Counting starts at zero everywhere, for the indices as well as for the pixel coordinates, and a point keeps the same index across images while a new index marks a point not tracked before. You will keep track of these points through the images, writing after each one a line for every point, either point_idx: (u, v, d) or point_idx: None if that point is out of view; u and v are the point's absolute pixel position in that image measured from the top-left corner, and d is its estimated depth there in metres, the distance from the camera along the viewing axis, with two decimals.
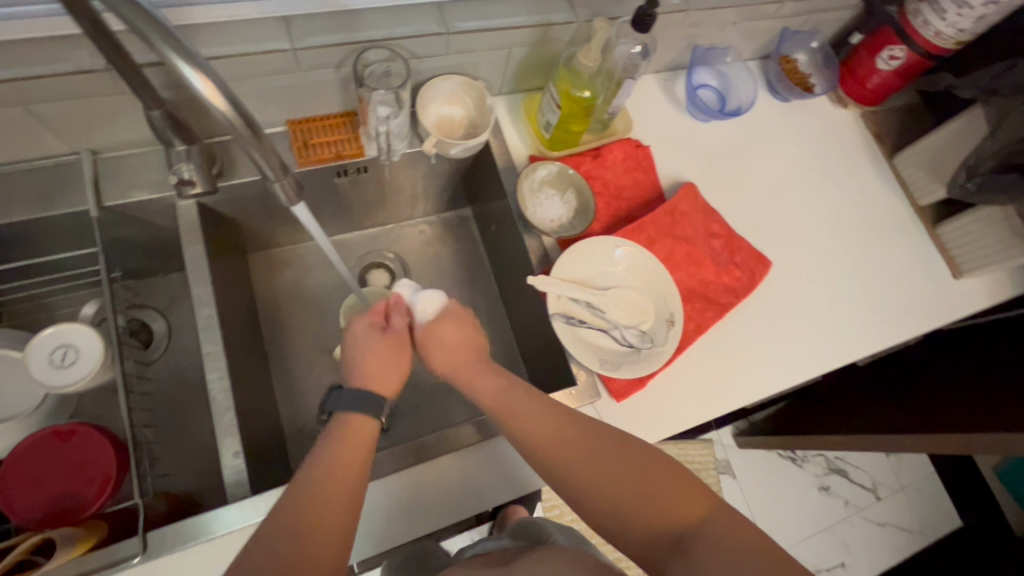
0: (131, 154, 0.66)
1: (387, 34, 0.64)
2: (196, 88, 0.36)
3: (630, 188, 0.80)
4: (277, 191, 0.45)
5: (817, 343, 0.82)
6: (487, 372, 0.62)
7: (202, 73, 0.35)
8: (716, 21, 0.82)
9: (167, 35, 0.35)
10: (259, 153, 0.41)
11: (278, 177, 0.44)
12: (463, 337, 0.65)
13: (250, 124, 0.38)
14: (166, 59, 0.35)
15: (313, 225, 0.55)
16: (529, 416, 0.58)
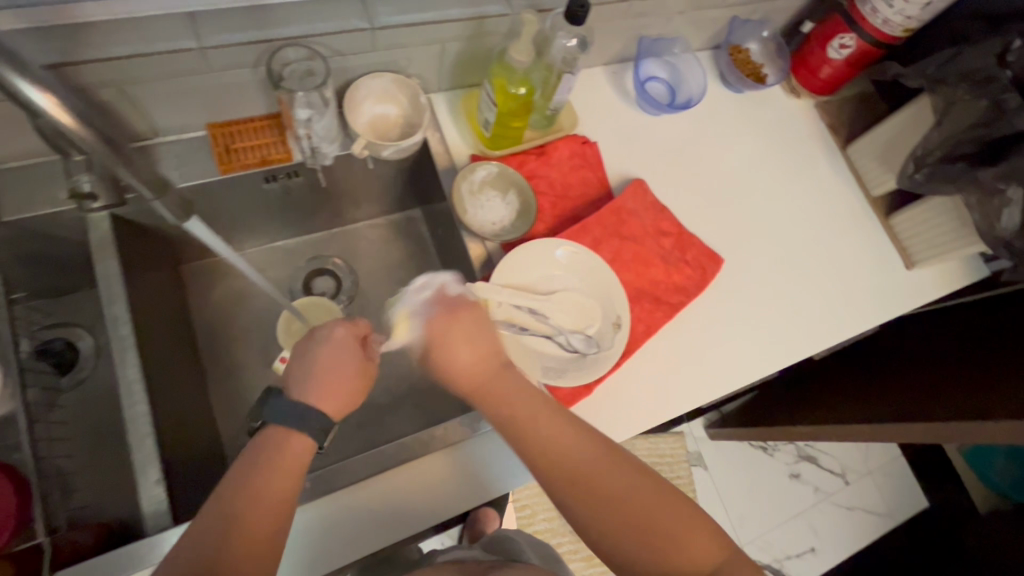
0: (32, 165, 0.62)
1: (303, 31, 0.59)
2: (42, 106, 0.39)
3: (576, 187, 0.77)
4: (161, 208, 0.52)
5: (773, 339, 0.81)
6: (511, 379, 0.59)
7: (46, 92, 0.38)
8: (660, 10, 0.79)
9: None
10: (129, 170, 0.46)
11: (154, 194, 0.50)
12: (478, 355, 0.60)
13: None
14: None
15: (210, 235, 0.58)
16: (556, 435, 0.56)
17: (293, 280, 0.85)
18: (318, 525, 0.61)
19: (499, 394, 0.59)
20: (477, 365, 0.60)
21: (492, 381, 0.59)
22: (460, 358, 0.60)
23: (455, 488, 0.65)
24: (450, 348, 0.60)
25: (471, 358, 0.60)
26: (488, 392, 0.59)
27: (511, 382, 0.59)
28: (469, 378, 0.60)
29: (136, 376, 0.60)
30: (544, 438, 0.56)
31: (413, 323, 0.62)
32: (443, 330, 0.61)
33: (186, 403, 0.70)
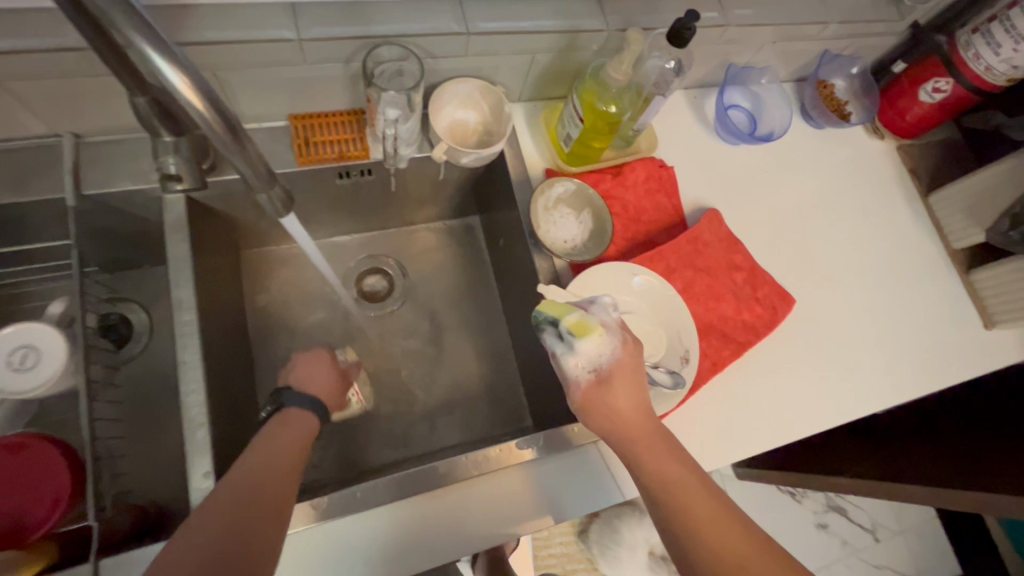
0: (116, 141, 0.61)
1: (401, 30, 0.59)
2: (170, 84, 0.33)
3: (650, 212, 0.75)
4: (265, 202, 0.45)
5: (840, 390, 0.76)
6: (665, 443, 0.54)
7: (177, 67, 0.32)
8: (753, 39, 0.76)
9: (139, 19, 0.31)
10: (242, 159, 0.39)
11: (264, 188, 0.43)
12: (642, 401, 0.56)
13: (226, 123, 0.36)
14: (134, 47, 0.32)
15: (296, 230, 0.55)
16: (699, 503, 0.50)
17: (346, 276, 0.84)
18: (364, 533, 0.59)
19: (659, 461, 0.52)
20: (642, 409, 0.55)
21: (649, 442, 0.54)
22: (629, 398, 0.55)
23: (514, 513, 0.62)
24: (621, 384, 0.56)
25: (638, 403, 0.55)
26: (647, 455, 0.53)
27: (665, 447, 0.54)
28: (626, 434, 0.54)
29: (197, 363, 0.59)
30: (692, 514, 0.49)
31: (609, 334, 0.57)
32: (614, 373, 0.56)
33: (239, 391, 0.69)
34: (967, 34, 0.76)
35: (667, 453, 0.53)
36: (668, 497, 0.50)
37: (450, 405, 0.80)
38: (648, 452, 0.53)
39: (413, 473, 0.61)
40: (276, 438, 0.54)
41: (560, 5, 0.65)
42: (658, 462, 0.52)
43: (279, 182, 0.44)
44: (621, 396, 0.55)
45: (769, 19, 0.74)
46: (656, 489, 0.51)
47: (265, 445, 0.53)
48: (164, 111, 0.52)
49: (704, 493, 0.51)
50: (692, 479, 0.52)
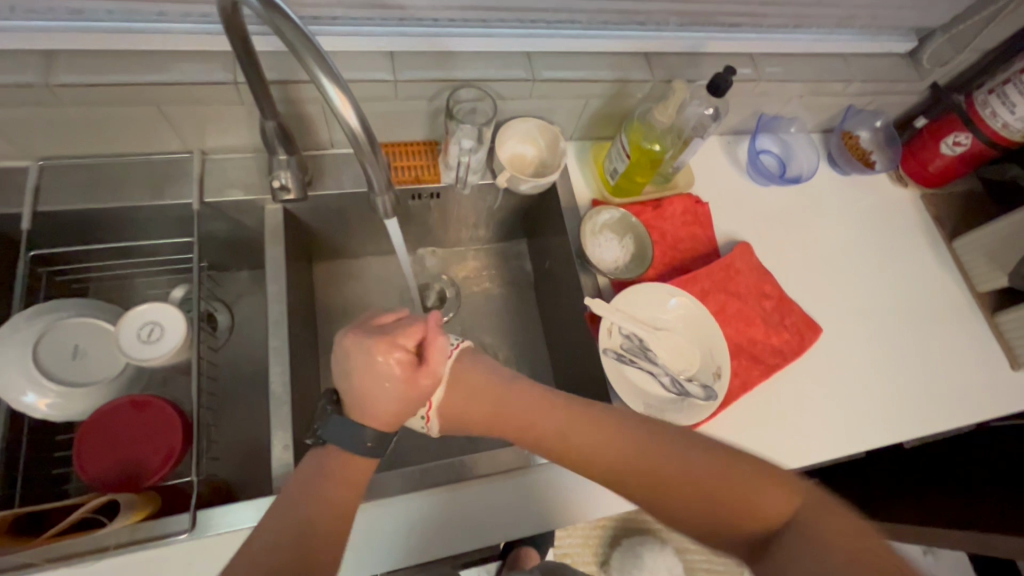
0: (233, 158, 0.73)
1: (479, 76, 0.70)
2: (332, 101, 0.42)
3: (687, 241, 0.82)
4: (378, 203, 0.54)
5: (869, 419, 0.80)
6: (514, 404, 0.56)
7: (340, 90, 0.42)
8: (783, 93, 0.85)
9: (321, 56, 0.41)
10: (370, 166, 0.49)
11: (381, 193, 0.53)
12: (482, 391, 0.56)
13: (368, 136, 0.45)
14: (309, 72, 0.42)
15: (398, 236, 0.64)
16: (595, 439, 0.53)
17: (403, 288, 0.92)
18: (418, 513, 0.64)
19: (530, 419, 0.55)
20: (492, 398, 0.56)
21: (518, 416, 0.55)
22: (463, 399, 0.56)
23: (551, 505, 0.68)
24: (458, 395, 0.56)
25: (476, 399, 0.56)
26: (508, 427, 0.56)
27: (539, 410, 0.55)
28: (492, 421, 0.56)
29: (283, 349, 0.68)
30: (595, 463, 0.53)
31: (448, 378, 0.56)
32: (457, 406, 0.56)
33: (310, 381, 0.76)
34: (984, 94, 0.84)
35: (544, 415, 0.55)
36: (564, 453, 0.54)
37: None
38: (525, 424, 0.55)
39: (465, 461, 0.67)
40: (345, 462, 0.52)
41: (613, 59, 0.75)
42: (537, 426, 0.55)
43: (393, 188, 0.54)
44: (470, 403, 0.56)
45: (798, 75, 0.83)
46: (556, 452, 0.54)
47: (331, 466, 0.52)
48: (284, 134, 0.63)
49: (595, 429, 0.54)
50: (563, 425, 0.54)
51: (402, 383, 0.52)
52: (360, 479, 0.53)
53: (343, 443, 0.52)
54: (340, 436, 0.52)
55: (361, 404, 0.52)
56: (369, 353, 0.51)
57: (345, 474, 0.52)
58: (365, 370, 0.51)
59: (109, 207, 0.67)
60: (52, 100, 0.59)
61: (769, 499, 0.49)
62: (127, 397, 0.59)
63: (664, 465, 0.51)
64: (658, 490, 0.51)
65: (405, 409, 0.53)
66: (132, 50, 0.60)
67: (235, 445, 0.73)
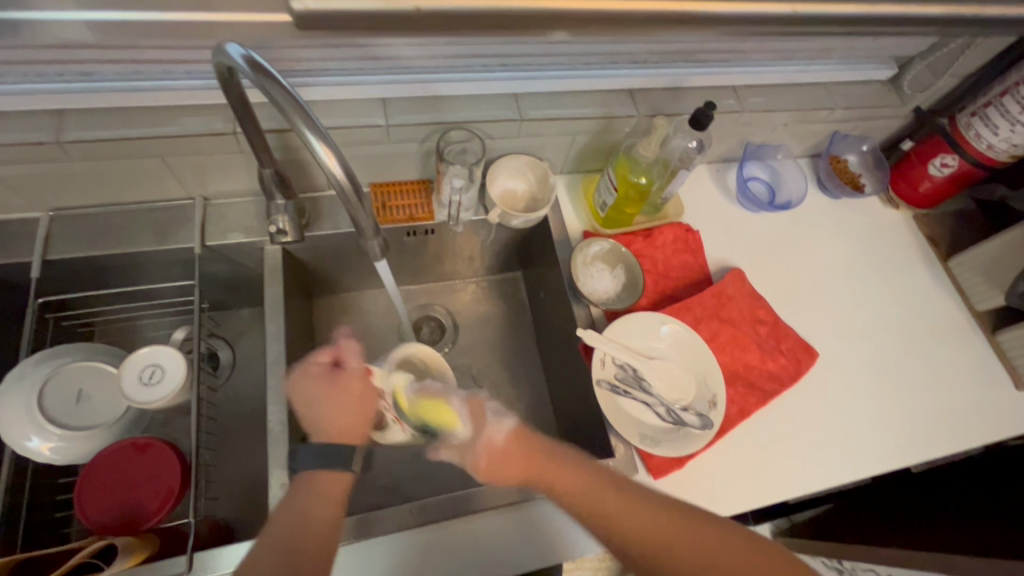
0: (233, 203, 0.76)
1: (468, 118, 0.73)
2: (318, 156, 0.44)
3: (678, 269, 0.83)
4: (367, 247, 0.56)
5: (873, 444, 0.79)
6: (556, 467, 0.62)
7: (325, 144, 0.44)
8: (768, 122, 0.87)
9: (305, 113, 0.44)
10: (358, 212, 0.51)
11: (370, 237, 0.55)
12: (525, 453, 0.63)
13: (354, 186, 0.47)
14: (297, 130, 0.44)
15: (389, 278, 0.66)
16: (620, 510, 0.57)
17: (400, 322, 0.93)
18: (416, 552, 0.64)
19: (569, 486, 0.60)
20: (530, 456, 0.63)
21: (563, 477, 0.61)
22: (506, 453, 0.63)
23: (550, 540, 0.67)
24: (502, 447, 0.64)
25: (518, 454, 0.63)
26: (550, 481, 0.61)
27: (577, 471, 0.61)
28: (528, 476, 0.62)
29: (281, 387, 0.69)
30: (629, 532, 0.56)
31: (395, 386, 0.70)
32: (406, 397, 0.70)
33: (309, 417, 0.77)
34: (966, 117, 0.85)
35: (586, 480, 0.60)
36: (592, 519, 0.58)
37: None
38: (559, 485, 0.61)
39: (464, 496, 0.67)
40: (323, 483, 0.59)
41: (597, 97, 0.78)
42: (571, 487, 0.60)
43: (381, 233, 0.56)
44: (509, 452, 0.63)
45: (781, 105, 0.85)
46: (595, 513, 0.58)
47: (311, 490, 0.58)
48: (281, 180, 0.65)
49: (619, 498, 0.58)
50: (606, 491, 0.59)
51: (343, 390, 0.65)
52: (335, 498, 0.58)
53: (325, 464, 0.60)
54: (314, 459, 0.60)
55: (320, 426, 0.63)
56: (310, 374, 0.65)
57: (328, 490, 0.58)
58: (303, 389, 0.64)
59: (114, 253, 0.70)
60: (62, 155, 0.62)
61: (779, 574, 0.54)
62: (127, 440, 0.60)
63: (680, 540, 0.55)
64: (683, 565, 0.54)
65: (348, 415, 0.64)
66: (139, 106, 0.64)
67: (234, 484, 0.74)
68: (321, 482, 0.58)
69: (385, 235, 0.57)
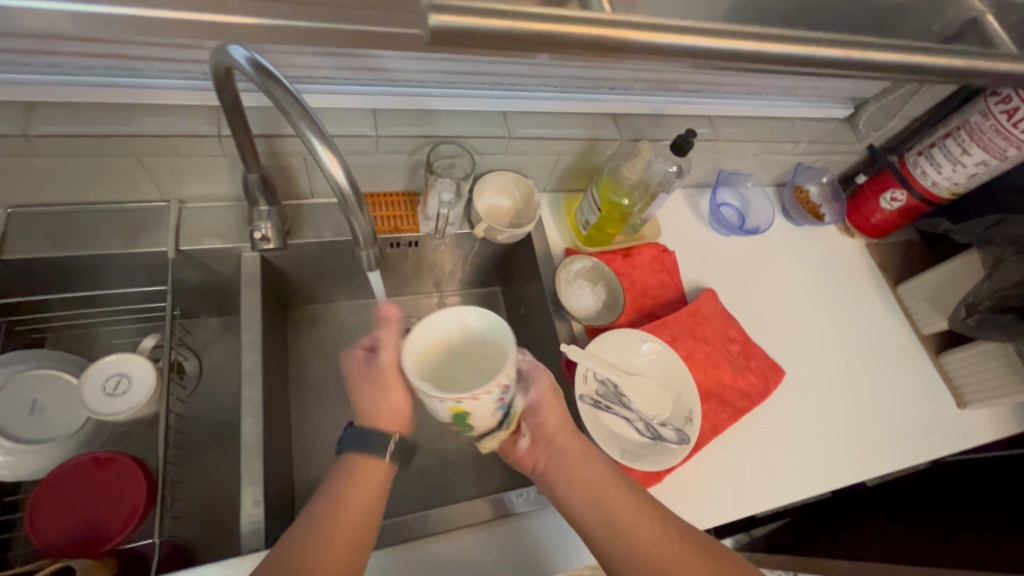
0: (211, 207, 0.73)
1: (458, 133, 0.74)
2: (321, 160, 0.44)
3: (655, 288, 0.86)
4: (362, 257, 0.56)
5: (835, 458, 0.83)
6: (571, 425, 0.64)
7: (330, 150, 0.44)
8: (738, 151, 0.92)
9: (310, 118, 0.43)
10: (354, 217, 0.50)
11: (367, 246, 0.55)
12: (564, 417, 0.64)
13: (356, 193, 0.47)
14: (300, 133, 0.43)
15: (379, 290, 0.65)
16: (585, 463, 0.61)
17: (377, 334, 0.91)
18: (394, 568, 0.63)
19: (563, 443, 0.63)
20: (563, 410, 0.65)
21: (561, 429, 0.64)
22: (551, 415, 0.64)
23: (531, 557, 0.66)
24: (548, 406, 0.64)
25: (558, 412, 0.64)
26: (556, 438, 0.63)
27: (580, 439, 0.64)
28: (546, 433, 0.64)
29: (256, 399, 0.66)
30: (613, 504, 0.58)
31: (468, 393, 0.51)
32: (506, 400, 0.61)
33: (281, 429, 0.74)
34: (914, 156, 0.93)
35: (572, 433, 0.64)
36: (563, 471, 0.61)
37: (466, 458, 0.84)
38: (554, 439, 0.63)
39: (442, 513, 0.67)
40: (362, 471, 0.58)
41: (583, 119, 0.80)
42: (562, 441, 0.63)
43: (377, 243, 0.55)
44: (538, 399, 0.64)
45: (751, 136, 0.90)
46: (570, 477, 0.61)
47: (347, 475, 0.58)
48: (266, 186, 0.64)
49: (587, 455, 0.62)
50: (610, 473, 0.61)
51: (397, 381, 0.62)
52: (373, 481, 0.58)
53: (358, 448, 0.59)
54: (354, 441, 0.59)
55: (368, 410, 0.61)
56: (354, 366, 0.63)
57: (365, 485, 0.57)
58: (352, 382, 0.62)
59: (78, 255, 0.66)
60: (28, 150, 0.59)
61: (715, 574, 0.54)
62: (88, 454, 0.57)
63: (624, 504, 0.58)
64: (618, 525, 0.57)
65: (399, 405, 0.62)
66: (117, 104, 0.62)
67: (198, 501, 0.70)
68: (357, 468, 0.58)
69: (380, 247, 0.57)
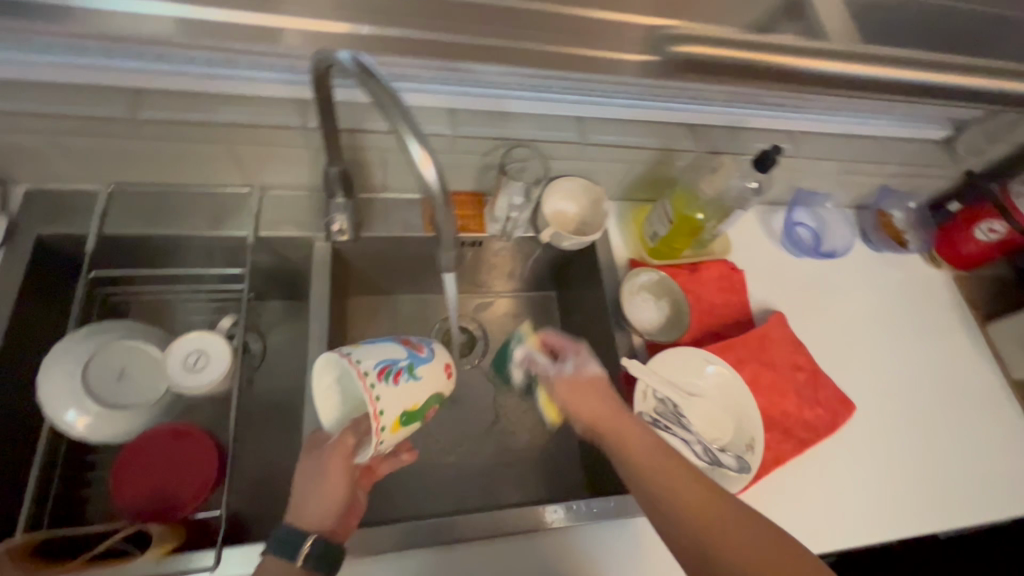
0: (289, 196, 0.76)
1: (532, 136, 0.73)
2: (412, 158, 0.44)
3: (720, 307, 0.83)
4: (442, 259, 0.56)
5: (904, 504, 0.78)
6: (610, 404, 0.63)
7: (424, 150, 0.44)
8: (820, 170, 0.87)
9: (405, 116, 0.43)
10: (442, 216, 0.50)
11: (447, 249, 0.54)
12: (605, 399, 0.63)
13: (443, 194, 0.46)
14: (397, 130, 0.43)
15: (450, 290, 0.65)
16: (630, 440, 0.59)
17: (432, 330, 0.91)
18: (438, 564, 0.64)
19: (606, 421, 0.61)
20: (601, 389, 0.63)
21: (602, 406, 0.62)
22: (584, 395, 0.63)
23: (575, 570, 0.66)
24: (580, 388, 0.63)
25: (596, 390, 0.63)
26: (594, 415, 0.62)
27: (623, 417, 0.61)
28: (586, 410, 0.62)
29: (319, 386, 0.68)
30: (661, 476, 0.57)
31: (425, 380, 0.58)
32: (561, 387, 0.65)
33: None
34: None
35: (613, 412, 0.62)
36: (610, 450, 0.60)
37: (512, 463, 0.84)
38: (592, 417, 0.62)
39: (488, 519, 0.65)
40: None
41: (659, 128, 0.78)
42: (605, 418, 0.61)
43: (458, 246, 0.55)
44: (563, 392, 0.64)
45: (835, 154, 0.85)
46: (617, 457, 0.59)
47: None
48: (345, 180, 0.65)
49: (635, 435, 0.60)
50: (662, 451, 0.58)
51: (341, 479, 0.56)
52: None
53: (287, 555, 0.52)
54: (280, 546, 0.52)
55: (307, 511, 0.55)
56: (314, 459, 0.56)
57: None
58: (303, 483, 0.55)
59: (167, 235, 0.69)
60: (133, 133, 0.63)
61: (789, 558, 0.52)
62: (169, 425, 0.60)
63: (678, 482, 0.56)
64: (675, 504, 0.55)
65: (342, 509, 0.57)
66: (215, 93, 0.65)
67: (255, 480, 0.73)
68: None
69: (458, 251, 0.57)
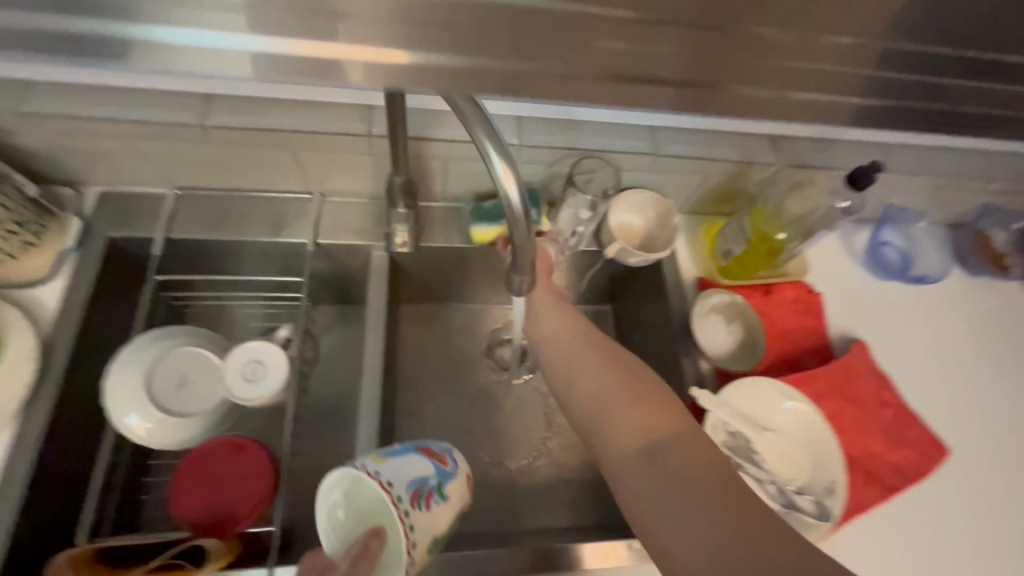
0: (349, 202, 0.74)
1: (602, 145, 0.69)
2: (494, 173, 0.41)
3: (797, 333, 0.76)
4: (513, 282, 0.51)
5: (1003, 563, 0.70)
6: (560, 310, 0.64)
7: (507, 163, 0.40)
8: (914, 186, 0.80)
9: (486, 125, 0.39)
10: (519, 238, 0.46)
11: (520, 274, 0.50)
12: (557, 305, 0.64)
13: (524, 211, 0.43)
14: (477, 143, 0.40)
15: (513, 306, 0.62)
16: (571, 345, 0.60)
17: (484, 341, 0.88)
18: None
19: (559, 330, 0.62)
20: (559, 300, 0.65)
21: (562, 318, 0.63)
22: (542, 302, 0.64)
23: None
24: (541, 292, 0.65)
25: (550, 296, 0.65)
26: (543, 317, 0.64)
27: (570, 321, 0.63)
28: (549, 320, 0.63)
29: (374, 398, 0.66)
30: (609, 375, 0.56)
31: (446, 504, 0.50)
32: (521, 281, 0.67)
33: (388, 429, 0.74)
34: None
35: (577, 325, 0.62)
36: (564, 361, 0.60)
37: (562, 486, 0.80)
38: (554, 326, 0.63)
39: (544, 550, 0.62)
40: None
41: (739, 139, 0.73)
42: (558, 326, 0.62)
43: (533, 270, 0.50)
44: (540, 308, 0.64)
45: (934, 169, 0.78)
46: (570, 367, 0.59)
47: None
48: (408, 189, 0.64)
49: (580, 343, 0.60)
50: (604, 358, 0.58)
51: None
52: None
53: None
54: None
55: None
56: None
57: None
58: None
59: (230, 240, 0.69)
60: (202, 139, 0.63)
61: (692, 455, 0.49)
62: (226, 437, 0.60)
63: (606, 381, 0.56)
64: (607, 403, 0.54)
65: None
66: (283, 99, 0.64)
67: (304, 490, 0.71)
68: None
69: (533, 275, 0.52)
